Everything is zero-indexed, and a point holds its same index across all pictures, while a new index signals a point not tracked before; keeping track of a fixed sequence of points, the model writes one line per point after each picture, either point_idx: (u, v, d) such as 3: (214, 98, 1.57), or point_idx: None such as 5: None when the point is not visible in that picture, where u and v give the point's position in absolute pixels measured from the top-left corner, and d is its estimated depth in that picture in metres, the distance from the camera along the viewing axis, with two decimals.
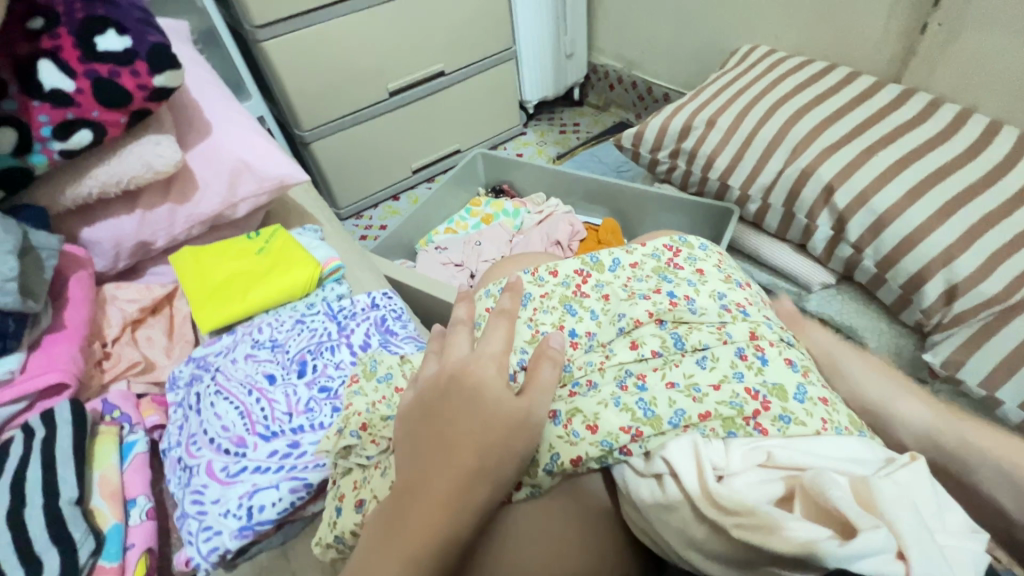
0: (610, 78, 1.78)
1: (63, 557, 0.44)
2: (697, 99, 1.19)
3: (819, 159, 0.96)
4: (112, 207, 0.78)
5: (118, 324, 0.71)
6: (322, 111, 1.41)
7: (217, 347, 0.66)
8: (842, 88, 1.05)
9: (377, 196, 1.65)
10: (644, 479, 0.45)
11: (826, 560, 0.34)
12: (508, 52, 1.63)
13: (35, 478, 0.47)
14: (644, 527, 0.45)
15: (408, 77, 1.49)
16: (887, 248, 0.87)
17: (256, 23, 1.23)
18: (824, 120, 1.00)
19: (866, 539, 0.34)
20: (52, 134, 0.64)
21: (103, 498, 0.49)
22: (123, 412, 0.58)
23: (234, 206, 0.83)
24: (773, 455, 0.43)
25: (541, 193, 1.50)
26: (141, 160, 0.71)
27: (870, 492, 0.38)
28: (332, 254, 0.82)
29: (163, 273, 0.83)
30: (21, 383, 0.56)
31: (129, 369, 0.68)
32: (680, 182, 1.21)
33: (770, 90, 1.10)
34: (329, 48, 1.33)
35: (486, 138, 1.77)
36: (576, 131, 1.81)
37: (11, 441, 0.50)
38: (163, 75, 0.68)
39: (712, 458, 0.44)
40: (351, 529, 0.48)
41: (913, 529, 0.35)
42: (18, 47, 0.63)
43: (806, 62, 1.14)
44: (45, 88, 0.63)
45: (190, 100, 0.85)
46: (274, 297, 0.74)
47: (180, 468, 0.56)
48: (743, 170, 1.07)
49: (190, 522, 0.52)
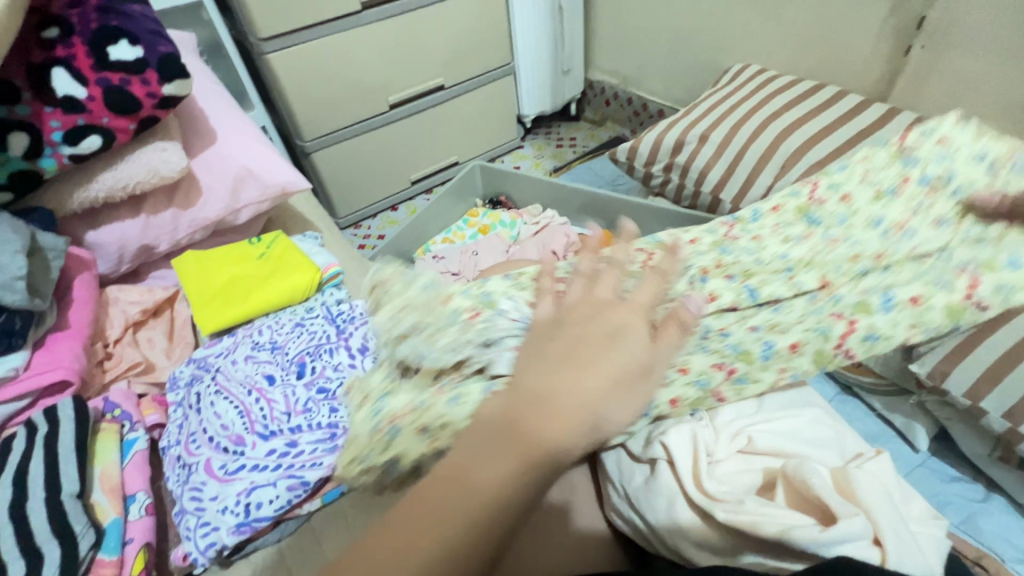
0: (606, 94, 1.83)
1: (63, 550, 0.44)
2: (690, 115, 1.23)
3: (807, 174, 0.99)
4: (117, 211, 0.79)
5: (120, 325, 0.72)
6: (323, 121, 1.44)
7: (218, 349, 0.68)
8: (829, 106, 1.08)
9: (376, 206, 1.67)
10: (638, 465, 0.48)
11: (807, 545, 0.38)
12: (506, 68, 1.68)
13: (37, 473, 0.48)
14: (631, 513, 0.48)
15: (409, 90, 1.52)
16: None
17: (261, 35, 1.26)
18: (812, 136, 1.03)
19: (847, 526, 0.38)
20: (63, 139, 0.66)
21: (103, 493, 0.50)
22: (124, 411, 0.59)
23: (236, 212, 0.85)
24: (753, 440, 0.49)
25: (538, 204, 1.52)
26: (148, 166, 0.73)
27: (848, 482, 0.43)
28: (332, 260, 0.83)
29: (165, 277, 0.85)
30: (25, 380, 0.57)
31: (131, 369, 0.69)
32: (674, 195, 1.24)
33: (762, 107, 1.14)
34: (332, 61, 1.37)
35: (484, 151, 1.80)
36: (573, 145, 1.85)
37: (14, 436, 0.51)
38: (173, 83, 0.70)
39: (705, 442, 0.49)
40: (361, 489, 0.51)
41: (887, 519, 0.40)
42: (33, 55, 0.65)
43: (796, 81, 1.18)
44: (57, 95, 0.65)
45: (196, 109, 0.87)
46: (274, 301, 0.75)
47: (179, 465, 0.57)
48: (734, 184, 1.10)
49: (188, 518, 0.53)
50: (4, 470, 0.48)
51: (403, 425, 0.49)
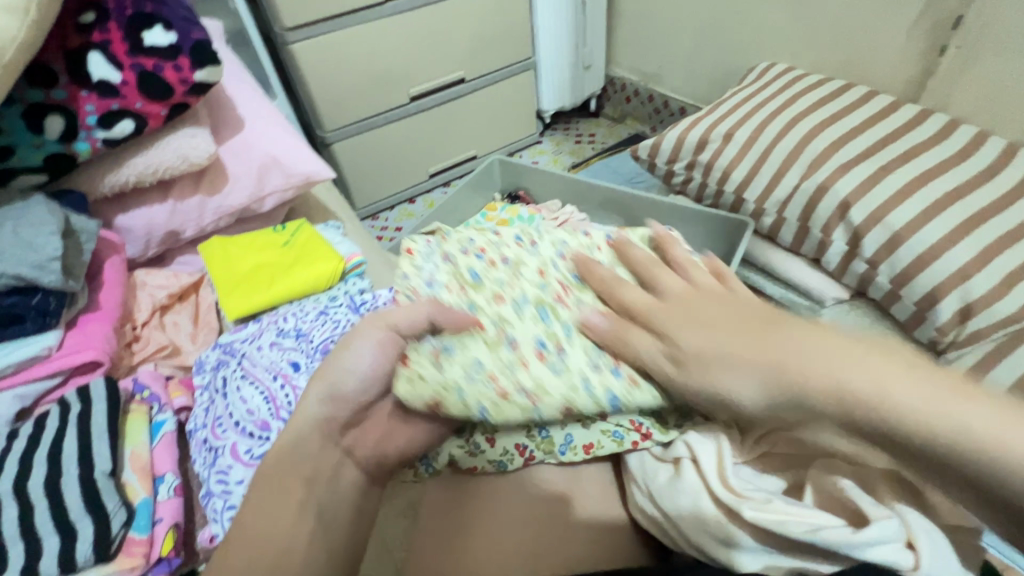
0: (627, 91, 1.81)
1: (95, 529, 0.45)
2: (714, 114, 1.22)
3: (835, 175, 0.98)
4: (146, 196, 0.80)
5: (148, 309, 0.73)
6: (345, 112, 1.45)
7: (244, 334, 0.68)
8: (858, 108, 1.07)
9: (394, 198, 1.67)
10: (662, 465, 0.55)
11: (841, 547, 0.42)
12: (528, 62, 1.67)
13: (70, 452, 0.49)
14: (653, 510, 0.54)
15: (431, 83, 1.52)
16: (902, 266, 0.89)
17: (287, 25, 1.26)
18: (840, 138, 1.02)
19: (880, 529, 0.42)
20: (97, 123, 0.67)
21: (133, 473, 0.51)
22: (153, 393, 0.60)
23: (262, 200, 0.86)
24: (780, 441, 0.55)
25: (557, 200, 1.51)
26: (178, 152, 0.74)
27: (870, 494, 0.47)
28: (355, 250, 0.84)
29: (190, 263, 0.85)
30: (57, 360, 0.58)
31: (158, 352, 0.70)
32: (696, 193, 1.22)
33: (787, 107, 1.13)
34: (356, 52, 1.37)
35: (503, 145, 1.79)
36: (592, 142, 1.83)
37: (48, 414, 0.52)
38: (204, 70, 0.71)
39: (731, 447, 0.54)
40: (454, 451, 0.58)
41: (918, 521, 0.43)
42: (70, 39, 0.66)
43: (823, 82, 1.17)
44: (93, 79, 0.66)
45: (224, 96, 0.88)
46: (299, 289, 0.76)
47: (205, 448, 0.58)
48: (759, 184, 1.09)
49: (215, 501, 0.54)
50: (38, 448, 0.49)
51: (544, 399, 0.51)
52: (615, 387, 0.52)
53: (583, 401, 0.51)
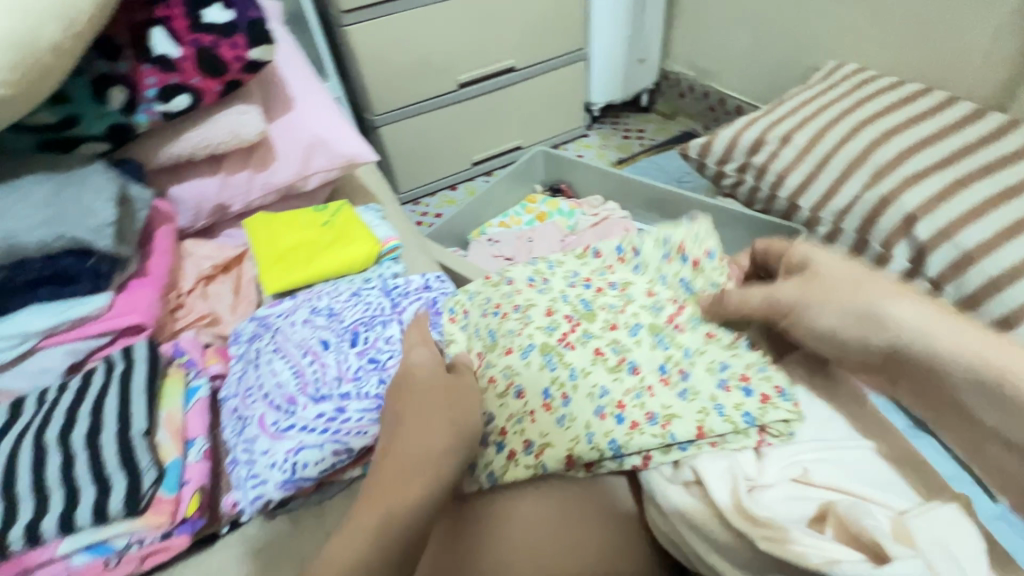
0: (681, 86, 1.75)
1: (127, 484, 0.47)
2: (773, 114, 1.16)
3: (903, 186, 0.92)
4: (198, 169, 0.83)
5: (193, 277, 0.76)
6: (394, 96, 1.46)
7: (279, 309, 0.70)
8: (935, 114, 0.99)
9: (436, 184, 1.68)
10: (671, 483, 0.47)
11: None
12: (580, 53, 1.63)
13: (111, 410, 0.51)
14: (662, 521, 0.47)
15: (481, 70, 1.51)
16: (971, 288, 0.82)
17: (343, 7, 1.28)
18: (911, 147, 0.95)
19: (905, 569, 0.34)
20: (156, 97, 0.69)
21: (166, 434, 0.53)
22: (190, 358, 0.63)
23: (306, 179, 0.88)
24: (809, 471, 0.45)
25: (599, 196, 1.48)
26: (229, 128, 0.77)
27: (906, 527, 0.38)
28: (392, 233, 0.85)
29: (235, 236, 0.88)
30: (106, 320, 0.61)
31: (200, 320, 0.73)
32: (747, 197, 1.17)
33: (854, 111, 1.06)
34: (409, 36, 1.38)
35: (549, 137, 1.77)
36: (641, 138, 1.78)
37: (95, 370, 0.56)
38: (258, 49, 0.72)
39: (746, 469, 0.46)
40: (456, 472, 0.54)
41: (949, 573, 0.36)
42: (136, 14, 0.68)
43: (897, 85, 1.09)
44: (154, 54, 0.68)
45: (277, 74, 0.90)
46: (335, 269, 0.77)
47: (235, 417, 0.60)
48: (816, 191, 1.03)
49: (240, 468, 0.55)
50: (84, 402, 0.52)
51: (629, 413, 0.52)
52: (615, 432, 0.51)
53: (586, 452, 0.51)
